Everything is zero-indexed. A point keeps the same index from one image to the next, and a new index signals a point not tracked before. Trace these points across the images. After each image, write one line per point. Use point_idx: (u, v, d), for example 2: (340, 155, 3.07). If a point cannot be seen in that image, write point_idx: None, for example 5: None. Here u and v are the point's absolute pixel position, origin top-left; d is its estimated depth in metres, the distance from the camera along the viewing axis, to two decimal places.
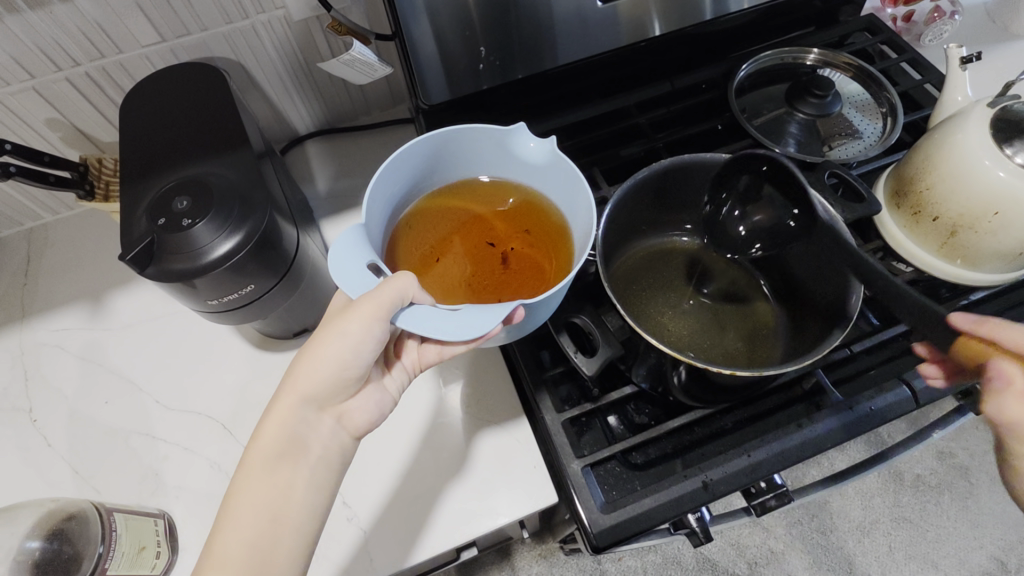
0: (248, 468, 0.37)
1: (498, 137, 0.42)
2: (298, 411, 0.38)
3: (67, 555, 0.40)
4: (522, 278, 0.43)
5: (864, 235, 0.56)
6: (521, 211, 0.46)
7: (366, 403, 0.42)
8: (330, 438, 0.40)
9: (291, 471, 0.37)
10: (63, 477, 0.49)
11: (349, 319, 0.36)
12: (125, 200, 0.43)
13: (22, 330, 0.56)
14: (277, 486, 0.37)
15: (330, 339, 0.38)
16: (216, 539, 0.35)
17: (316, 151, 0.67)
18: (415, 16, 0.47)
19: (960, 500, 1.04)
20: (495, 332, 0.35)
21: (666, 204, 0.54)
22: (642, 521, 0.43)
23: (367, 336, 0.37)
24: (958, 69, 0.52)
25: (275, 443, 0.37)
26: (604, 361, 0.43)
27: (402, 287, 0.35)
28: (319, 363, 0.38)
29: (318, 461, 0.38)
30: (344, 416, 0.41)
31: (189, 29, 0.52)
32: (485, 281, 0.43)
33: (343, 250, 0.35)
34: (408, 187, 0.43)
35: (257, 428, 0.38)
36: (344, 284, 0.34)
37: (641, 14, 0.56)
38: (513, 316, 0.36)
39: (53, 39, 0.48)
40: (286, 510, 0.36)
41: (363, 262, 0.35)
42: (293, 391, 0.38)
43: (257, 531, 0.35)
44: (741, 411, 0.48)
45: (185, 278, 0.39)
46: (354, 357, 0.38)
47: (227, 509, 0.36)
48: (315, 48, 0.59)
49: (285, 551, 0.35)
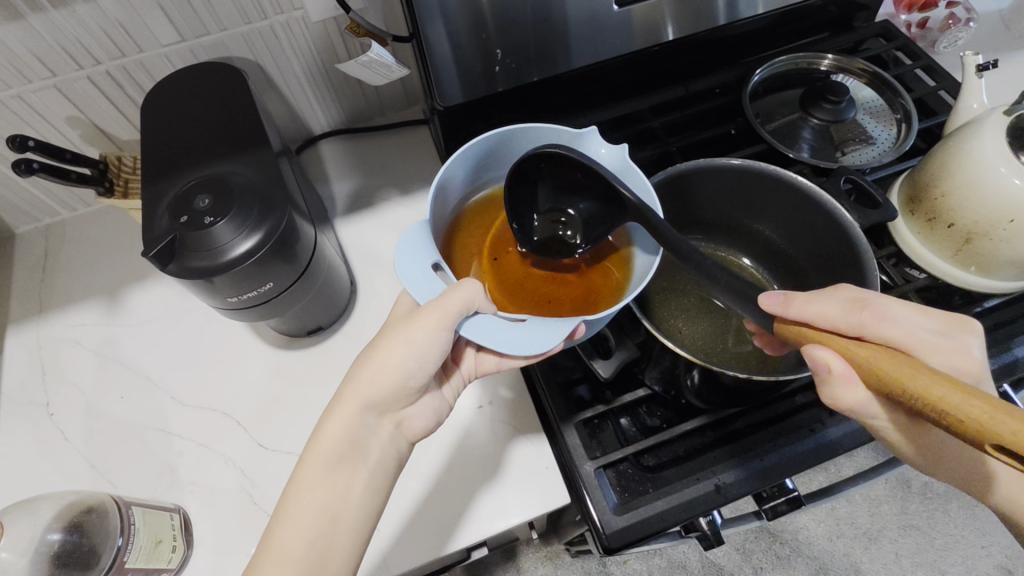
0: (309, 467, 0.37)
1: (568, 138, 0.43)
2: (360, 416, 0.38)
3: (86, 547, 0.41)
4: (575, 295, 0.45)
5: (878, 241, 0.56)
6: None
7: (425, 410, 0.42)
8: (389, 442, 0.40)
9: (351, 472, 0.38)
10: (79, 470, 0.50)
11: (415, 326, 0.37)
12: (147, 197, 0.43)
13: (40, 324, 0.57)
14: (334, 484, 0.37)
15: (395, 345, 0.38)
16: (273, 533, 0.35)
17: (330, 151, 0.68)
18: (438, 19, 0.48)
19: (968, 508, 1.03)
20: (555, 349, 0.36)
21: (685, 204, 0.54)
22: (654, 523, 0.43)
23: (433, 346, 0.38)
24: (973, 76, 0.52)
25: (335, 445, 0.37)
26: (621, 362, 0.44)
27: (467, 294, 0.35)
28: (382, 368, 0.38)
29: (375, 464, 0.39)
30: (403, 422, 0.41)
31: (209, 29, 0.52)
32: (538, 287, 0.46)
33: (405, 253, 0.36)
34: (474, 176, 0.45)
35: (317, 429, 0.38)
36: (411, 288, 0.35)
37: (657, 18, 0.56)
38: (577, 331, 0.36)
39: (76, 38, 0.48)
40: (342, 507, 0.37)
41: (427, 263, 0.36)
42: (355, 394, 0.38)
43: (314, 527, 0.36)
44: (753, 414, 0.47)
45: (204, 275, 0.39)
46: (418, 366, 0.38)
47: (285, 504, 0.36)
48: (333, 50, 0.60)
49: (341, 546, 0.36)
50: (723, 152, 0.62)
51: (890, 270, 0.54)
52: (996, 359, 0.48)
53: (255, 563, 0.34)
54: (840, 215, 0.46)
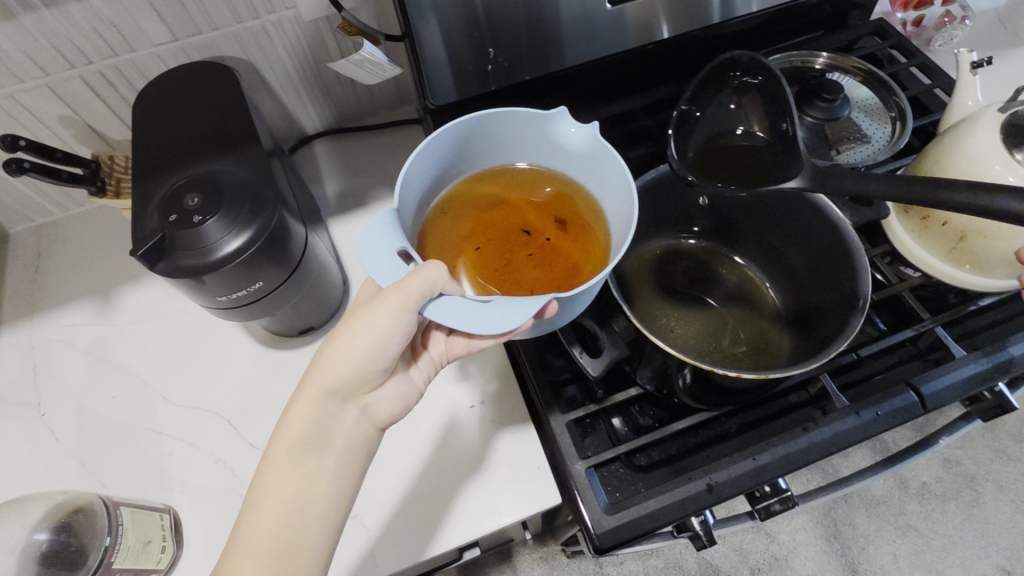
0: (274, 459, 0.37)
1: (539, 121, 0.41)
2: (322, 403, 0.38)
3: (74, 547, 0.41)
4: (557, 269, 0.42)
5: (873, 239, 0.56)
6: (558, 202, 0.45)
7: (390, 395, 0.41)
8: (355, 428, 0.39)
9: (318, 461, 0.38)
10: (69, 470, 0.50)
11: (377, 310, 0.36)
12: (136, 194, 0.43)
13: (32, 325, 0.57)
14: (302, 477, 0.37)
15: (357, 330, 0.37)
16: (242, 527, 0.35)
17: (324, 150, 0.67)
18: (429, 17, 0.48)
19: (965, 508, 1.03)
20: (524, 326, 0.35)
21: (672, 207, 0.53)
22: (646, 522, 0.43)
23: (394, 329, 0.37)
24: (969, 73, 0.51)
25: (300, 435, 0.37)
26: (610, 361, 0.43)
27: (431, 276, 0.34)
28: (343, 355, 0.38)
29: (342, 453, 0.38)
30: (369, 407, 0.40)
31: (200, 28, 0.52)
32: (514, 274, 0.42)
33: (372, 237, 0.34)
34: (442, 170, 0.42)
35: (281, 418, 0.38)
36: (374, 272, 0.34)
37: (650, 17, 0.56)
38: (547, 309, 0.36)
39: (67, 37, 0.48)
40: (310, 500, 0.37)
41: (394, 249, 0.35)
42: (317, 382, 0.38)
43: (285, 520, 0.36)
44: (746, 414, 0.48)
45: (192, 274, 0.39)
46: (380, 350, 0.38)
47: (254, 496, 0.36)
48: (325, 49, 0.60)
49: (312, 537, 0.36)
50: None
51: (884, 268, 0.53)
52: (991, 358, 0.47)
53: (225, 558, 0.34)
54: (831, 212, 0.47)
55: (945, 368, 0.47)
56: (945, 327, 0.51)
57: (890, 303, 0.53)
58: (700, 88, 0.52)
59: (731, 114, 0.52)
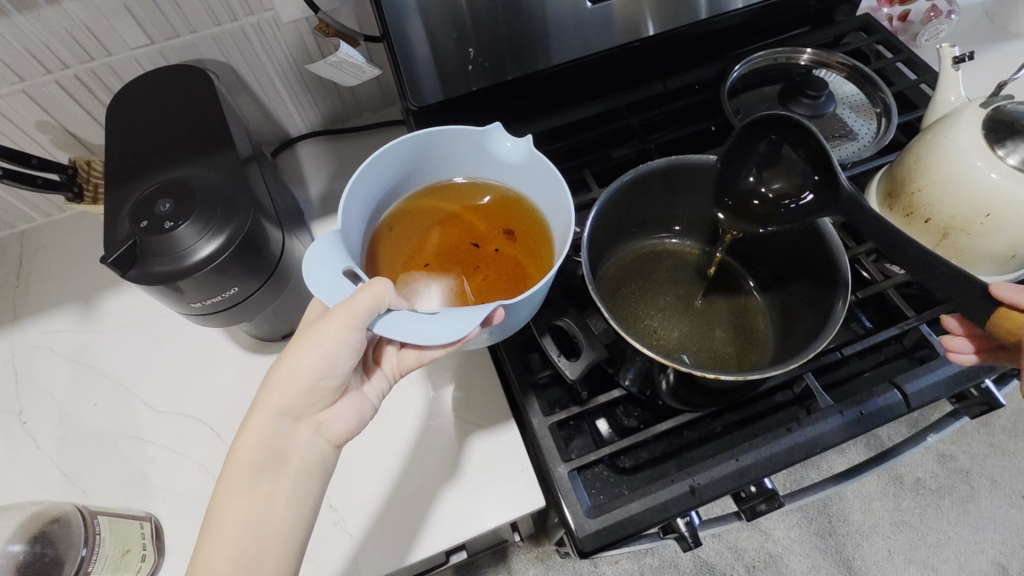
0: (228, 483, 0.36)
1: (477, 135, 0.41)
2: (274, 424, 0.37)
3: (50, 557, 0.40)
4: (507, 279, 0.42)
5: (857, 237, 0.55)
6: (512, 216, 0.44)
7: (345, 412, 0.41)
8: (309, 448, 0.39)
9: (272, 483, 0.37)
10: (51, 478, 0.49)
11: (324, 329, 0.36)
12: (109, 202, 0.43)
13: (15, 332, 0.57)
14: (257, 500, 0.36)
15: (305, 349, 0.37)
16: (199, 555, 0.34)
17: (308, 152, 0.67)
18: (407, 17, 0.47)
19: (960, 504, 1.03)
20: (473, 335, 0.35)
21: (649, 208, 0.53)
22: (630, 525, 0.42)
23: (343, 347, 0.37)
24: (951, 68, 0.51)
25: (253, 458, 0.36)
26: (589, 364, 0.42)
27: (378, 293, 0.34)
28: (293, 374, 0.37)
29: (298, 473, 0.38)
30: (323, 426, 0.40)
31: (179, 32, 0.52)
32: (468, 284, 0.42)
33: (319, 255, 0.34)
34: (384, 192, 0.42)
35: (234, 442, 0.37)
36: (320, 293, 0.33)
37: (634, 15, 0.55)
38: (493, 317, 0.36)
39: (41, 42, 0.48)
40: (268, 522, 0.36)
41: (339, 268, 0.35)
42: (268, 404, 0.37)
43: (241, 544, 0.35)
44: (730, 414, 0.48)
45: (167, 280, 0.39)
46: (330, 367, 0.38)
47: (211, 522, 0.35)
48: (306, 51, 0.59)
49: (271, 562, 0.35)
50: (704, 149, 0.61)
51: (870, 266, 0.53)
52: None
53: None
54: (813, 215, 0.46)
55: (929, 367, 0.47)
56: (931, 324, 0.50)
57: (876, 301, 0.53)
58: (735, 151, 0.49)
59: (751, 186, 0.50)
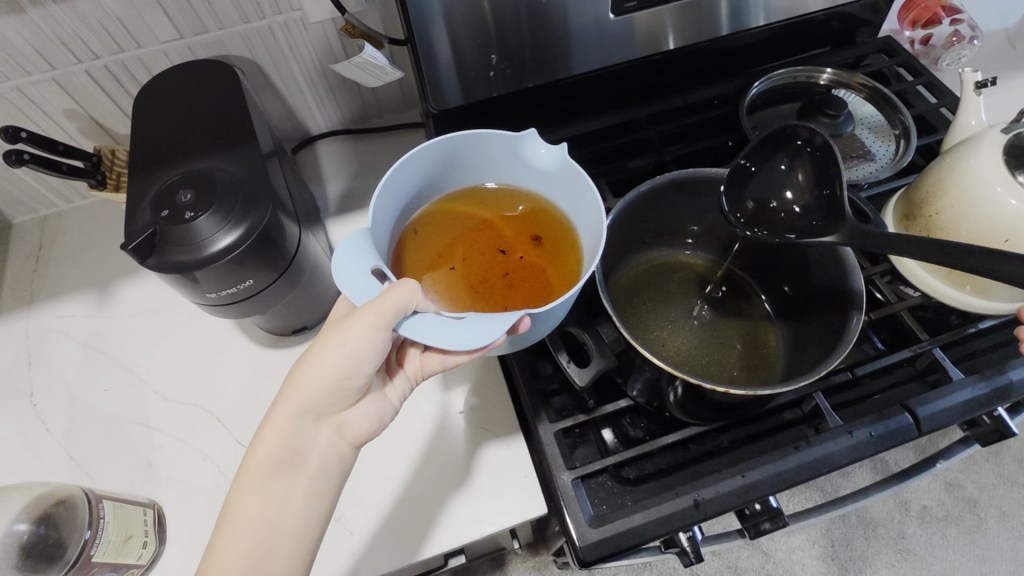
0: (247, 478, 0.36)
1: (509, 142, 0.41)
2: (296, 422, 0.38)
3: (54, 539, 0.41)
4: (531, 287, 0.42)
5: (873, 258, 0.55)
6: (540, 225, 0.44)
7: (365, 413, 0.41)
8: (328, 447, 0.39)
9: (288, 481, 0.37)
10: (58, 460, 0.50)
11: (350, 329, 0.36)
12: (131, 189, 0.43)
13: (30, 314, 0.57)
14: (273, 496, 0.36)
15: (330, 349, 0.37)
16: (214, 549, 0.34)
17: (327, 150, 0.68)
18: (432, 22, 0.48)
19: (967, 534, 1.01)
20: (498, 342, 0.35)
21: (666, 220, 0.53)
22: (632, 537, 0.42)
23: (369, 348, 0.37)
24: (972, 93, 0.50)
25: (273, 454, 0.37)
26: (598, 371, 0.43)
27: (407, 295, 0.34)
28: (316, 373, 0.37)
29: (316, 471, 0.38)
30: (343, 425, 0.40)
31: (207, 27, 0.53)
32: (490, 289, 0.42)
33: (348, 253, 0.34)
34: (414, 194, 0.42)
35: (254, 438, 0.38)
36: (348, 291, 0.33)
37: (655, 28, 0.55)
38: (519, 326, 0.36)
39: (74, 32, 0.49)
40: (281, 520, 0.36)
41: (367, 267, 0.35)
42: (290, 402, 0.37)
43: (254, 541, 0.35)
44: (739, 429, 0.48)
45: (183, 269, 0.39)
46: (354, 368, 0.38)
47: (226, 517, 0.36)
48: (330, 50, 0.60)
49: (283, 559, 0.35)
50: (720, 164, 0.61)
51: (884, 287, 0.53)
52: (989, 383, 0.47)
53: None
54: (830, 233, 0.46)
55: (941, 392, 0.46)
56: (943, 349, 0.50)
57: (888, 323, 0.52)
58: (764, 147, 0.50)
59: (780, 176, 0.50)
